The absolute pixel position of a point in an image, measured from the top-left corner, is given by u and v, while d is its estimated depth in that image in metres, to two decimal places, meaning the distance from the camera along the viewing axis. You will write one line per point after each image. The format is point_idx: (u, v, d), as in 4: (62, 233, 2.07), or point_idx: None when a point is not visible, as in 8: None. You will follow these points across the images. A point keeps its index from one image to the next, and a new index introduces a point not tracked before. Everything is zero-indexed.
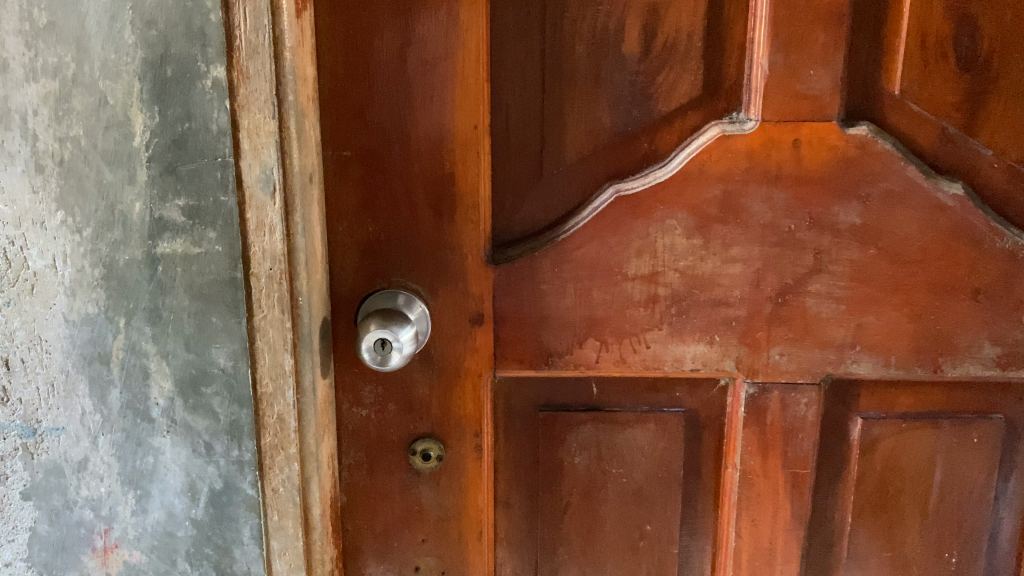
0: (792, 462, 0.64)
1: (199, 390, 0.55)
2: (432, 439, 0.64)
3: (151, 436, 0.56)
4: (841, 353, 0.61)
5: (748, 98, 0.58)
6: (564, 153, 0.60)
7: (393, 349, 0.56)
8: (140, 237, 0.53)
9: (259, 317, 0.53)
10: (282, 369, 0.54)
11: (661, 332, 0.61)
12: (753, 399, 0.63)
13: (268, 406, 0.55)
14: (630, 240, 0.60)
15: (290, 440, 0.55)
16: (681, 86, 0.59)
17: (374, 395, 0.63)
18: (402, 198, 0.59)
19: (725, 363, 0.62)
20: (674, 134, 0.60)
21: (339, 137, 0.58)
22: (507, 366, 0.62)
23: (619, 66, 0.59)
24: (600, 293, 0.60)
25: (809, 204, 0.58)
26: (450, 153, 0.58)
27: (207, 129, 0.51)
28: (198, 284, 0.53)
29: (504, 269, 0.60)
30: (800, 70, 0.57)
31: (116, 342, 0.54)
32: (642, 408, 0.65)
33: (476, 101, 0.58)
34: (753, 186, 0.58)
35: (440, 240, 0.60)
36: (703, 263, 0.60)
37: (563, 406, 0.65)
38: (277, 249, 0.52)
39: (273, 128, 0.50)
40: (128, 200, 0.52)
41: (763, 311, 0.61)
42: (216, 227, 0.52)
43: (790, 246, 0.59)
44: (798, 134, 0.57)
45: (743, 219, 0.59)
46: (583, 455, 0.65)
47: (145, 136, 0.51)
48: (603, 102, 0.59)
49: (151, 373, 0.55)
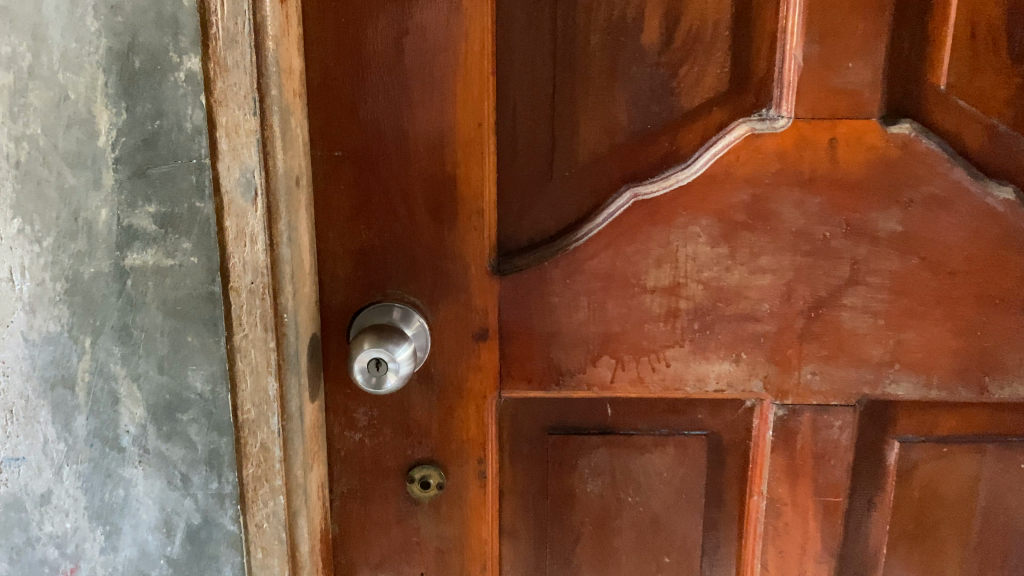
0: (823, 490, 0.59)
1: (174, 416, 0.50)
2: (432, 466, 0.58)
3: (121, 468, 0.51)
4: (878, 372, 0.57)
5: (780, 94, 0.53)
6: (577, 153, 0.55)
7: (388, 370, 0.51)
8: (108, 248, 0.47)
9: (239, 336, 0.48)
10: (265, 394, 0.49)
11: (683, 349, 0.56)
12: (782, 422, 0.58)
13: (251, 434, 0.49)
14: (649, 249, 0.54)
15: (274, 472, 0.50)
16: (706, 80, 0.54)
17: (368, 418, 0.58)
18: (399, 203, 0.54)
19: (751, 383, 0.57)
20: (696, 133, 0.54)
21: (329, 135, 0.53)
22: (513, 386, 0.57)
23: (636, 58, 0.53)
24: (615, 306, 0.55)
25: (844, 210, 0.54)
26: (452, 153, 0.53)
27: (180, 127, 0.46)
28: (172, 300, 0.48)
29: (511, 281, 0.55)
30: (836, 62, 0.52)
31: (81, 364, 0.49)
32: (661, 431, 0.59)
33: (480, 95, 0.52)
34: (784, 190, 0.53)
35: (441, 249, 0.55)
36: (729, 274, 0.55)
37: (574, 429, 0.59)
38: (259, 262, 0.47)
39: (254, 127, 0.45)
40: (93, 207, 0.47)
41: (794, 326, 0.56)
42: (192, 237, 0.47)
43: (823, 256, 0.55)
44: (834, 133, 0.53)
45: (772, 226, 0.54)
46: (596, 482, 0.60)
47: (112, 135, 0.46)
48: (619, 98, 0.54)
49: (121, 398, 0.50)
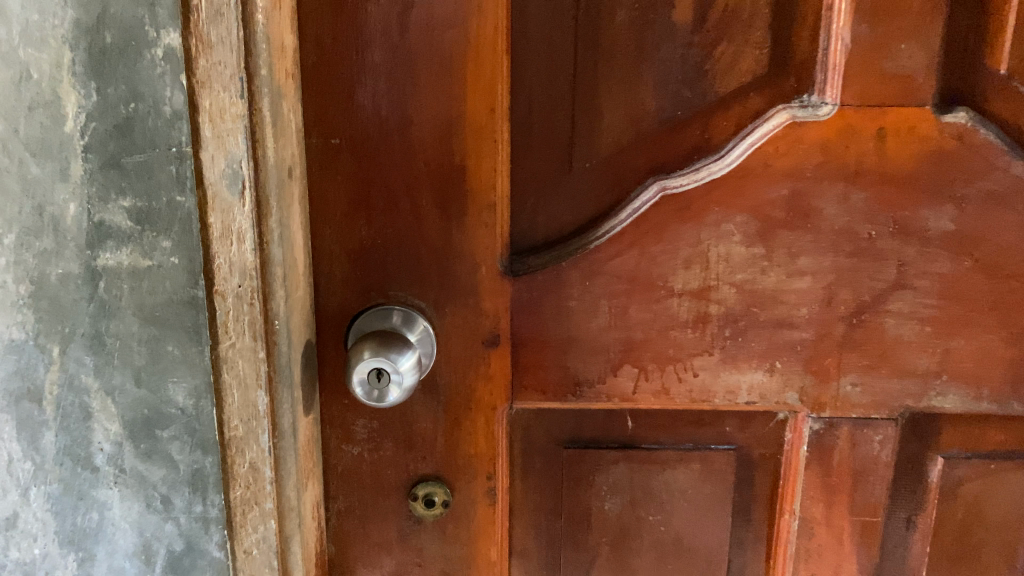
0: (861, 510, 0.55)
1: (153, 433, 0.45)
2: (437, 483, 0.54)
3: (95, 489, 0.46)
4: (923, 384, 0.52)
5: (823, 78, 0.48)
6: (598, 142, 0.50)
7: (390, 382, 0.47)
8: (77, 247, 0.42)
9: (226, 346, 0.43)
10: (254, 409, 0.45)
11: (712, 358, 0.51)
12: (818, 436, 0.53)
13: (239, 454, 0.45)
14: (678, 249, 0.49)
15: (265, 493, 0.46)
16: (743, 62, 0.49)
17: (367, 431, 0.53)
18: (402, 196, 0.49)
19: (786, 395, 0.52)
20: (731, 120, 0.49)
21: (326, 121, 0.48)
22: (526, 396, 0.52)
23: (667, 37, 0.48)
24: (639, 311, 0.51)
25: (892, 207, 0.49)
26: (461, 142, 0.48)
27: (158, 112, 0.40)
28: (150, 305, 0.43)
29: (525, 283, 0.50)
30: (888, 44, 0.47)
31: (49, 376, 0.44)
32: (686, 445, 0.55)
33: (493, 78, 0.47)
34: (826, 185, 0.49)
35: (448, 247, 0.50)
36: (765, 276, 0.50)
37: (591, 443, 0.54)
38: (247, 263, 0.42)
39: (241, 112, 0.41)
40: (60, 201, 0.42)
41: (834, 333, 0.51)
42: (172, 234, 0.42)
43: (867, 257, 0.50)
44: (882, 122, 0.48)
45: (813, 224, 0.49)
46: (614, 500, 0.55)
47: (80, 120, 0.41)
48: (647, 82, 0.49)
49: (94, 413, 0.45)
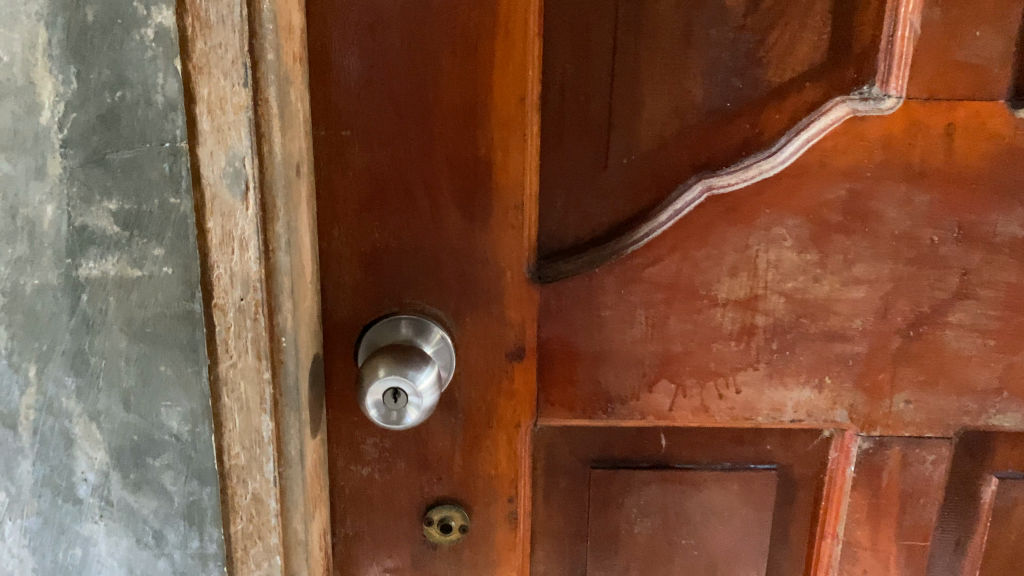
0: (909, 534, 0.51)
1: (143, 462, 0.40)
2: (454, 506, 0.49)
3: (78, 523, 0.41)
4: (982, 401, 0.48)
5: (885, 67, 0.43)
6: (637, 136, 0.45)
7: (408, 404, 0.42)
8: (56, 254, 0.37)
9: (225, 366, 0.38)
10: (258, 435, 0.39)
11: (757, 372, 0.47)
12: (867, 456, 0.49)
13: (240, 483, 0.40)
14: (723, 255, 0.45)
15: (270, 528, 0.41)
16: (800, 48, 0.44)
17: (378, 450, 0.48)
18: (419, 194, 0.44)
19: (835, 412, 0.48)
20: (784, 113, 0.45)
21: (336, 111, 0.42)
22: (553, 413, 0.48)
23: (717, 19, 0.44)
24: (678, 321, 0.46)
25: (958, 209, 0.45)
26: (485, 135, 0.43)
27: (149, 102, 0.35)
28: (139, 320, 0.38)
29: (554, 290, 0.45)
30: (962, 31, 0.42)
31: (25, 399, 0.39)
32: (723, 465, 0.51)
33: (523, 63, 0.42)
34: (888, 185, 0.44)
35: (470, 251, 0.45)
36: (817, 284, 0.46)
37: (621, 462, 0.50)
38: (249, 273, 0.37)
39: (245, 102, 0.35)
40: (35, 202, 0.37)
41: (889, 347, 0.47)
42: (164, 241, 0.37)
43: (929, 265, 0.45)
44: (951, 116, 0.43)
45: (872, 228, 0.45)
46: (645, 523, 0.51)
47: (58, 110, 0.36)
48: (693, 70, 0.44)
49: (77, 440, 0.40)
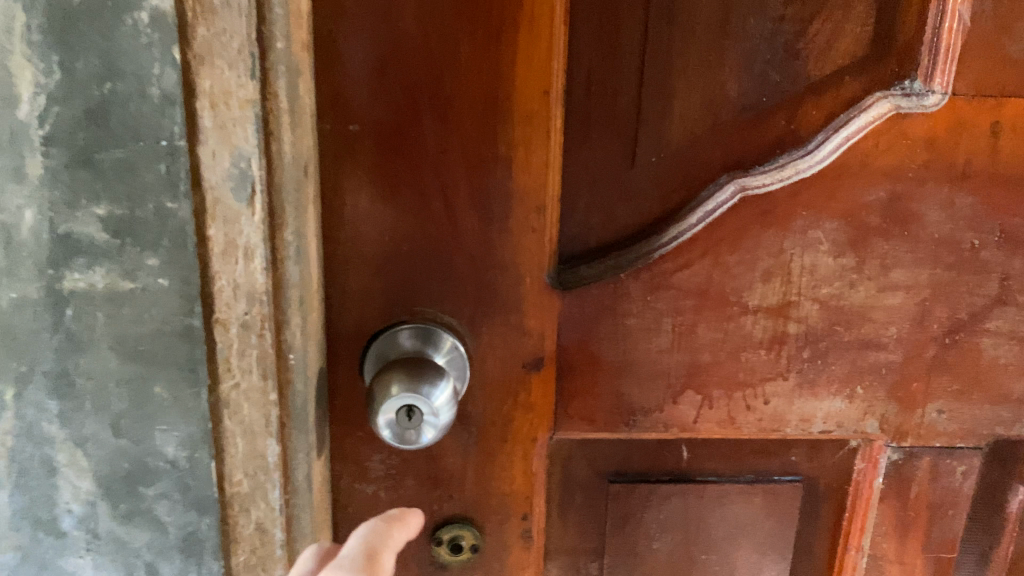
0: (935, 545, 0.49)
1: (136, 491, 0.37)
2: (464, 526, 0.46)
3: (62, 558, 0.38)
4: (1016, 411, 0.46)
5: (929, 62, 0.40)
6: (667, 133, 0.42)
7: (424, 423, 0.38)
8: (37, 265, 0.33)
9: (227, 385, 0.35)
10: (263, 459, 0.36)
11: (786, 383, 0.45)
12: (896, 467, 0.47)
13: (241, 510, 0.37)
14: (757, 260, 0.42)
15: (274, 556, 0.38)
16: (842, 40, 0.41)
17: (385, 467, 0.45)
18: (434, 193, 0.40)
19: (866, 423, 0.46)
20: (822, 109, 0.42)
21: (345, 104, 0.38)
22: (572, 427, 0.45)
23: (756, 7, 0.41)
24: (707, 330, 0.43)
25: (1001, 212, 0.42)
26: (506, 130, 0.39)
27: (143, 95, 0.31)
28: (132, 338, 0.34)
29: (576, 297, 0.42)
30: (1013, 23, 0.39)
31: (2, 425, 0.35)
32: (747, 478, 0.48)
33: (549, 52, 0.38)
34: (931, 186, 0.41)
35: (488, 255, 0.42)
36: (853, 291, 0.43)
37: (640, 476, 0.48)
38: (255, 285, 0.34)
39: (252, 97, 0.31)
40: (12, 206, 0.33)
41: (924, 355, 0.44)
42: (160, 250, 0.33)
43: (969, 270, 0.43)
44: (998, 114, 0.41)
45: (912, 231, 0.42)
46: (664, 539, 0.49)
47: (39, 103, 0.31)
48: (727, 62, 0.41)
49: (60, 468, 0.36)
